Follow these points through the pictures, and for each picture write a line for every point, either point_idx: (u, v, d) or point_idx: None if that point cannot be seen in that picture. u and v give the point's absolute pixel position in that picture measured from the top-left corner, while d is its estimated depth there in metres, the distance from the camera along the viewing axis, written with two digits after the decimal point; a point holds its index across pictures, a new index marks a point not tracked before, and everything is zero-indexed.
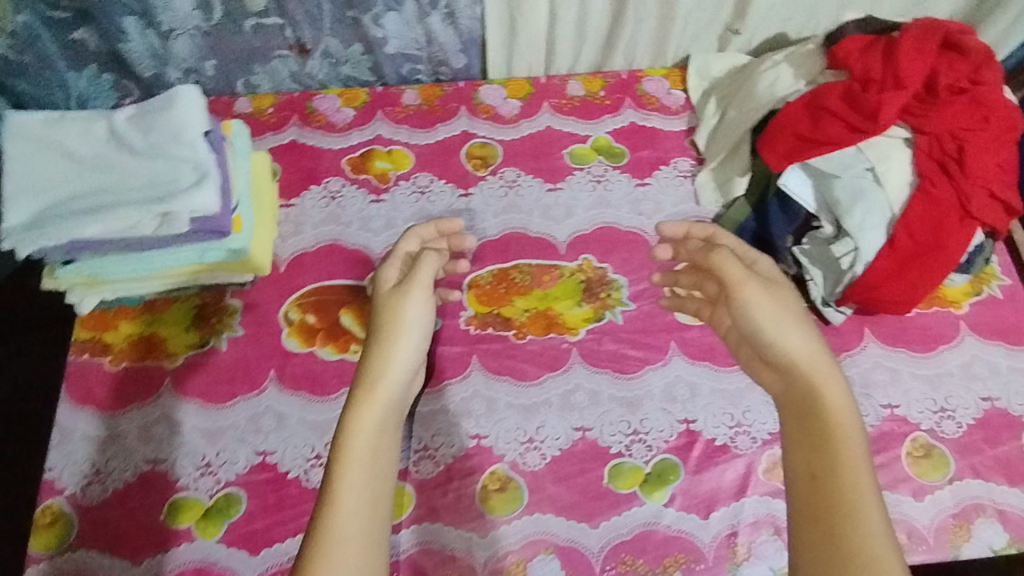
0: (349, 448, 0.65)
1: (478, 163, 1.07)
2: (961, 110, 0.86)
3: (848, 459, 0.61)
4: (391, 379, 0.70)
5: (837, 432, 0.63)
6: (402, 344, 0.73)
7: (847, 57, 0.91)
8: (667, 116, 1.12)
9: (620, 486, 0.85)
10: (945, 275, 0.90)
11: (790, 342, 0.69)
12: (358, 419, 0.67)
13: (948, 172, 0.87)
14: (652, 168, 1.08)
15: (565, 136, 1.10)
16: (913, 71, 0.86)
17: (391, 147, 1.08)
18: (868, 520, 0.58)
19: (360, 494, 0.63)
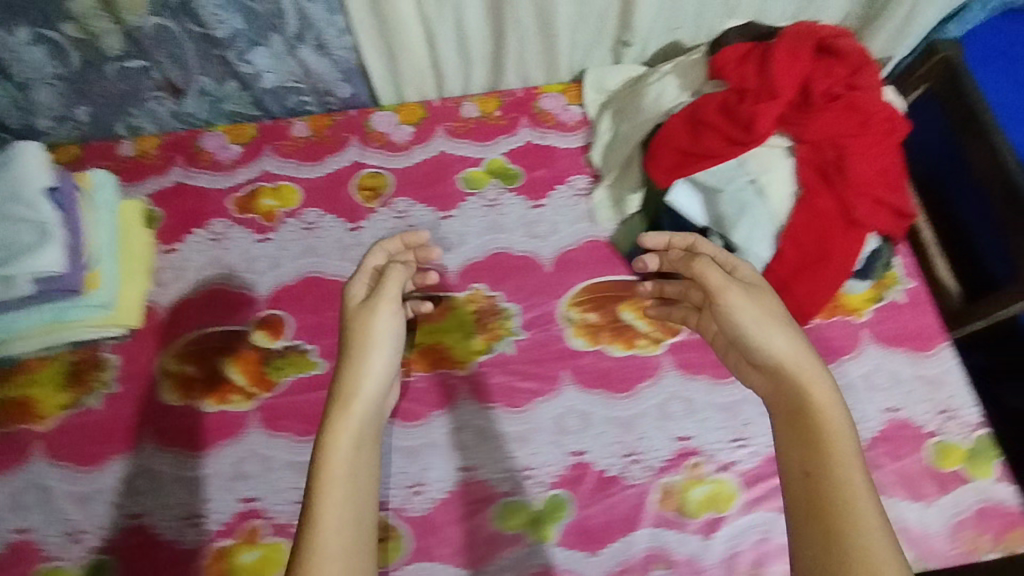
0: (333, 470, 0.65)
1: (368, 195, 1.04)
2: (838, 117, 0.82)
3: (840, 456, 0.61)
4: (365, 399, 0.70)
5: (828, 431, 0.63)
6: (371, 359, 0.73)
7: (723, 66, 0.87)
8: (564, 132, 1.09)
9: (508, 526, 0.84)
10: (836, 286, 0.87)
11: (775, 343, 0.69)
12: (339, 441, 0.67)
13: (830, 180, 0.84)
14: (547, 188, 1.04)
15: (458, 161, 1.07)
16: (787, 79, 0.83)
17: (278, 183, 1.05)
18: (861, 514, 0.58)
19: (348, 514, 0.63)
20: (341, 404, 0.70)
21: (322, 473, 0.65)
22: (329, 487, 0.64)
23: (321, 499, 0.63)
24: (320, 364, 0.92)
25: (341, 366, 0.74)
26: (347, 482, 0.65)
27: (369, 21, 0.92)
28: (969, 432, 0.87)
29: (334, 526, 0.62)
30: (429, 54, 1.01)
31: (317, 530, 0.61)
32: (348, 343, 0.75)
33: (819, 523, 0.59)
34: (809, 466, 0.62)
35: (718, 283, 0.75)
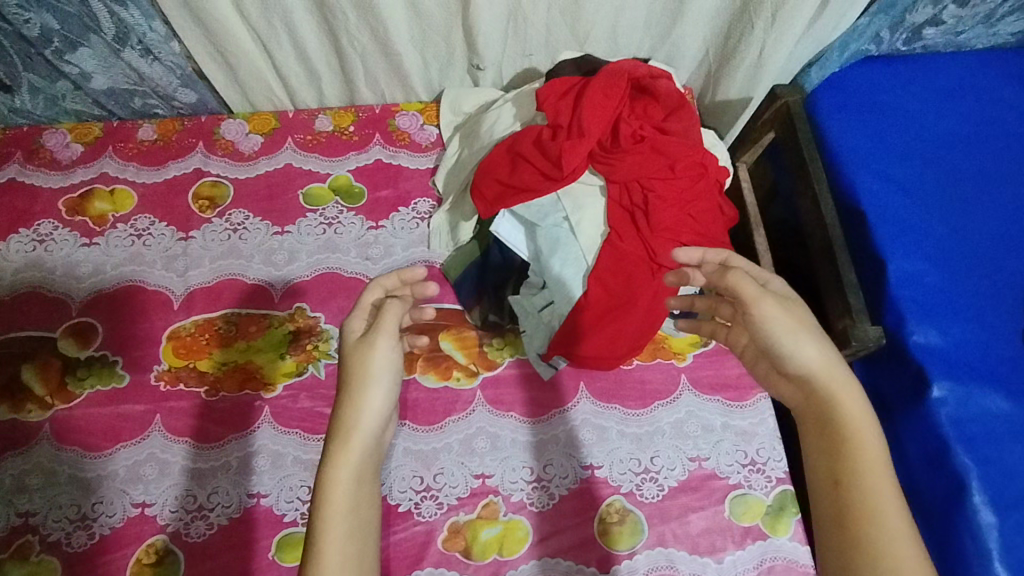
0: (334, 495, 0.61)
1: (205, 204, 1.03)
2: (645, 159, 0.81)
3: (872, 471, 0.58)
4: (367, 423, 0.65)
5: (858, 448, 0.59)
6: (372, 393, 0.66)
7: (543, 99, 0.86)
8: (414, 152, 1.07)
9: (285, 558, 0.80)
10: (644, 331, 0.85)
11: (804, 354, 0.64)
12: (336, 466, 0.62)
13: (637, 223, 0.82)
14: (389, 210, 1.03)
15: (303, 175, 1.05)
16: (596, 119, 0.82)
17: (115, 187, 1.03)
18: (902, 546, 0.55)
19: (347, 545, 0.60)
20: (343, 430, 0.65)
21: (321, 504, 0.61)
22: (325, 516, 0.60)
23: (320, 528, 0.60)
24: (124, 376, 0.90)
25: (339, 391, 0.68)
26: (348, 514, 0.61)
27: (191, 26, 0.91)
28: (771, 488, 0.84)
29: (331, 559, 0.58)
30: (269, 65, 1.00)
31: (318, 559, 0.58)
32: (346, 370, 0.69)
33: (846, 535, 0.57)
34: (843, 490, 0.59)
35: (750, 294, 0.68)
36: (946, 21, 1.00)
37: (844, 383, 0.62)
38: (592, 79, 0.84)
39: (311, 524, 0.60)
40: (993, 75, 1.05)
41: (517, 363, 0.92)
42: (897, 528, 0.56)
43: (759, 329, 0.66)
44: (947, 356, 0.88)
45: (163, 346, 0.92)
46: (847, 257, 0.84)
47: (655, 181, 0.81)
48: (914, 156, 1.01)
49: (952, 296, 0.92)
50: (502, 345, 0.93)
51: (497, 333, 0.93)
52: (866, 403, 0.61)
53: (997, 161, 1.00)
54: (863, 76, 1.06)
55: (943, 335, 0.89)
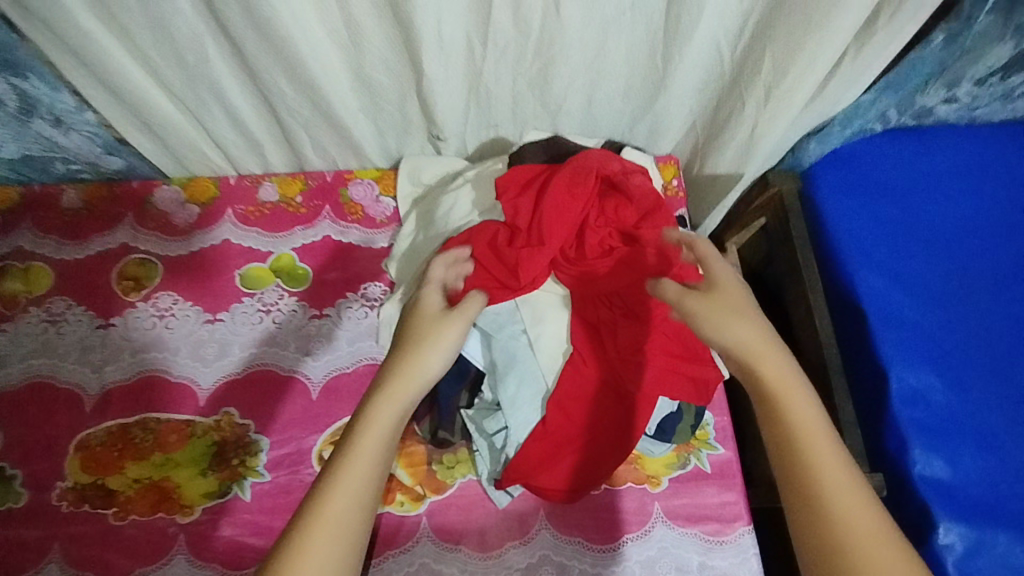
0: (351, 459, 0.55)
1: (130, 285, 0.92)
2: (617, 273, 0.71)
3: (809, 439, 0.53)
4: (414, 382, 0.60)
5: (802, 427, 0.53)
6: (425, 360, 0.61)
7: (502, 194, 0.75)
8: (367, 229, 0.97)
9: None
10: (614, 465, 0.74)
11: (731, 339, 0.57)
12: (365, 425, 0.57)
13: (606, 344, 0.72)
14: (335, 295, 0.92)
15: (241, 253, 0.95)
16: (559, 225, 0.71)
17: (30, 263, 0.92)
18: (857, 517, 0.50)
19: (349, 515, 0.53)
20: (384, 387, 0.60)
21: (337, 465, 0.55)
22: (336, 480, 0.54)
23: (328, 488, 0.54)
24: (23, 494, 0.79)
25: (391, 353, 0.64)
26: (374, 458, 0.56)
27: (104, 93, 0.81)
28: None
29: (328, 526, 0.52)
30: (203, 133, 0.91)
31: (314, 525, 0.52)
32: (405, 332, 0.65)
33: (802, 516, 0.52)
34: (791, 472, 0.53)
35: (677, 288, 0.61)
36: (960, 98, 0.89)
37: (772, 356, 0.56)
38: (556, 172, 0.74)
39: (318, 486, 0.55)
40: (1011, 153, 0.94)
41: (469, 485, 0.81)
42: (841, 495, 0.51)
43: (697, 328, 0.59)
44: (955, 492, 0.78)
45: (69, 458, 0.81)
46: (844, 385, 0.74)
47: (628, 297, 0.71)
48: (921, 246, 0.90)
49: (962, 419, 0.81)
50: (454, 463, 0.82)
51: (449, 448, 0.83)
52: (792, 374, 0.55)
53: (1014, 256, 0.89)
54: (867, 152, 0.95)
55: (952, 467, 0.79)
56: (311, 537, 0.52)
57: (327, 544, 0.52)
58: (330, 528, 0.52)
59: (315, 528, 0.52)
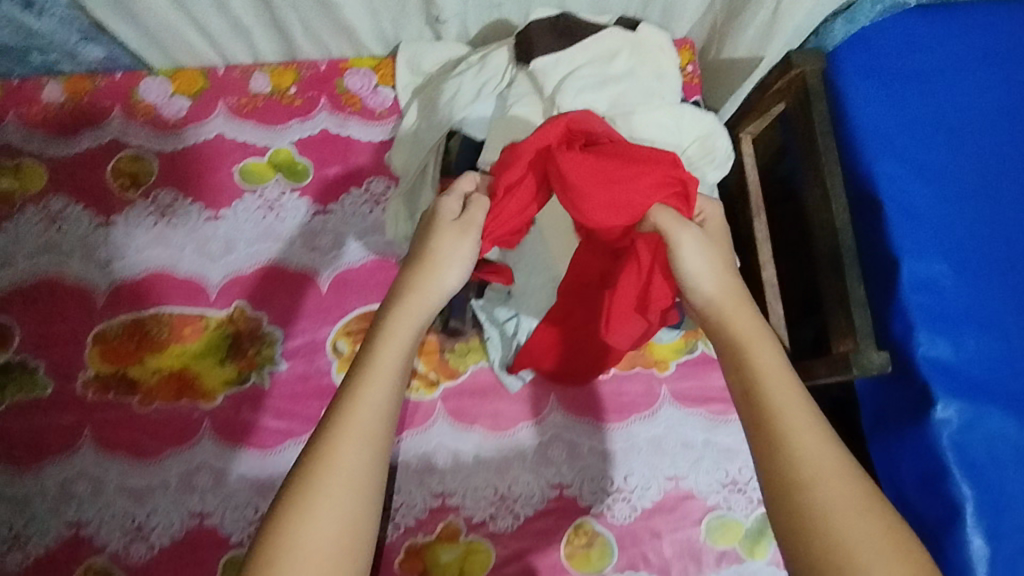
0: (371, 378, 0.55)
1: (127, 182, 0.90)
2: (650, 192, 0.63)
3: (770, 376, 0.57)
4: (427, 295, 0.61)
5: (770, 385, 0.57)
6: (438, 272, 0.61)
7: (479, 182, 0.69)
8: (366, 121, 0.94)
9: None
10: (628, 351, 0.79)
11: (707, 292, 0.62)
12: (382, 343, 0.58)
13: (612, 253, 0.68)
14: (339, 190, 0.91)
15: (238, 148, 0.92)
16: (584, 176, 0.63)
17: (20, 160, 0.89)
18: (807, 443, 0.54)
19: (372, 437, 0.53)
20: (395, 306, 0.60)
21: (357, 387, 0.55)
22: (353, 403, 0.54)
23: (349, 410, 0.54)
24: (47, 385, 0.82)
25: (402, 268, 0.63)
26: (391, 382, 0.56)
27: None
28: (751, 510, 0.80)
29: (350, 449, 0.53)
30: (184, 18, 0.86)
31: (336, 446, 0.53)
32: (416, 245, 0.64)
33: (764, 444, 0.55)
34: (757, 410, 0.57)
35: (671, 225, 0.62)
36: None
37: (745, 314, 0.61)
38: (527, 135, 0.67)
39: (336, 410, 0.54)
40: None
41: (481, 371, 0.84)
42: (798, 427, 0.55)
43: (684, 269, 0.61)
44: (955, 372, 0.81)
45: (87, 350, 0.83)
46: (857, 270, 0.75)
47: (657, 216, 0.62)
48: (947, 134, 0.88)
49: (970, 303, 0.83)
50: (465, 350, 0.85)
51: (460, 337, 0.85)
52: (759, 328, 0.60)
53: None
54: (899, 29, 0.91)
55: (955, 349, 0.81)
56: (333, 453, 0.52)
57: (349, 467, 0.52)
58: (355, 440, 0.53)
59: (336, 448, 0.52)
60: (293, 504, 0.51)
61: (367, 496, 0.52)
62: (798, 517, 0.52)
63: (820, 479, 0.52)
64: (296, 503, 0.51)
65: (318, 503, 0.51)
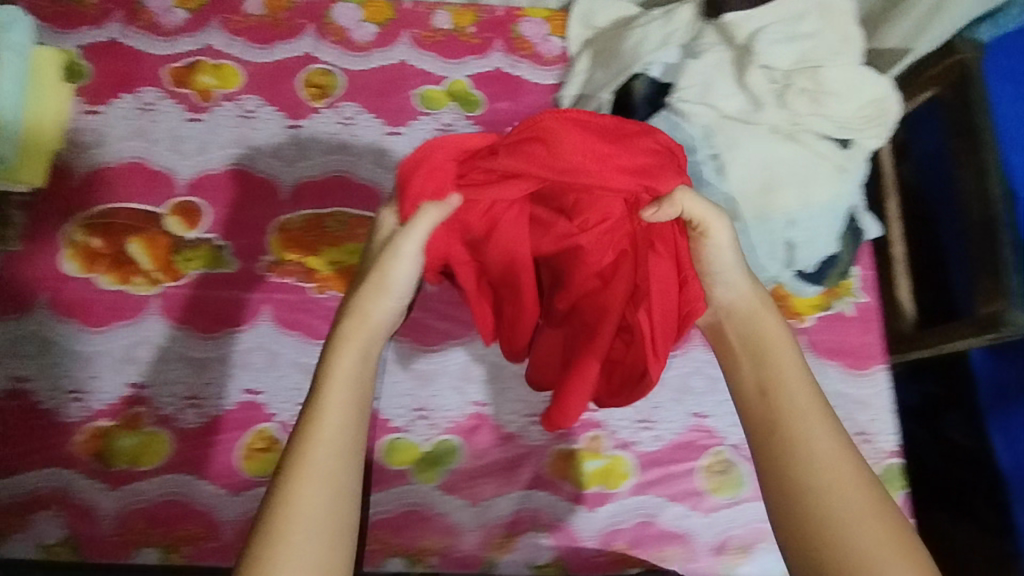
0: (327, 409, 0.56)
1: (316, 92, 0.96)
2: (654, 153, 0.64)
3: (790, 370, 0.62)
4: (373, 325, 0.63)
5: (791, 378, 0.62)
6: (379, 298, 0.64)
7: (451, 230, 0.68)
8: (537, 65, 1.00)
9: (394, 460, 0.82)
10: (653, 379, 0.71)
11: (739, 287, 0.67)
12: (330, 378, 0.58)
13: (614, 254, 0.66)
14: (508, 124, 0.97)
15: (418, 75, 0.98)
16: (593, 170, 0.63)
17: (220, 61, 0.96)
18: (820, 441, 0.58)
19: (330, 473, 0.54)
20: (344, 340, 0.61)
21: (312, 426, 0.55)
22: (308, 441, 0.54)
23: (305, 451, 0.54)
24: (233, 263, 0.87)
25: (352, 295, 0.66)
26: (343, 410, 0.56)
27: None
28: (880, 458, 0.87)
29: (308, 488, 0.52)
30: None
31: (295, 486, 0.52)
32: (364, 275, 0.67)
33: (776, 437, 0.59)
34: (771, 403, 0.61)
35: (701, 211, 0.64)
36: None
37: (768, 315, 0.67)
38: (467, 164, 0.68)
39: (293, 451, 0.54)
40: None
41: None
42: (815, 420, 0.59)
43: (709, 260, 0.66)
44: None
45: (271, 236, 0.89)
46: (1006, 239, 0.81)
47: (682, 201, 0.63)
48: None
49: None
50: None
51: None
52: (784, 328, 0.66)
53: None
54: None
55: None
56: (294, 489, 0.52)
57: (315, 504, 0.52)
58: (313, 472, 0.53)
59: (297, 487, 0.52)
60: (263, 543, 0.50)
61: (337, 536, 0.52)
62: (809, 509, 0.55)
63: (835, 471, 0.56)
64: (264, 543, 0.50)
65: (283, 546, 0.50)
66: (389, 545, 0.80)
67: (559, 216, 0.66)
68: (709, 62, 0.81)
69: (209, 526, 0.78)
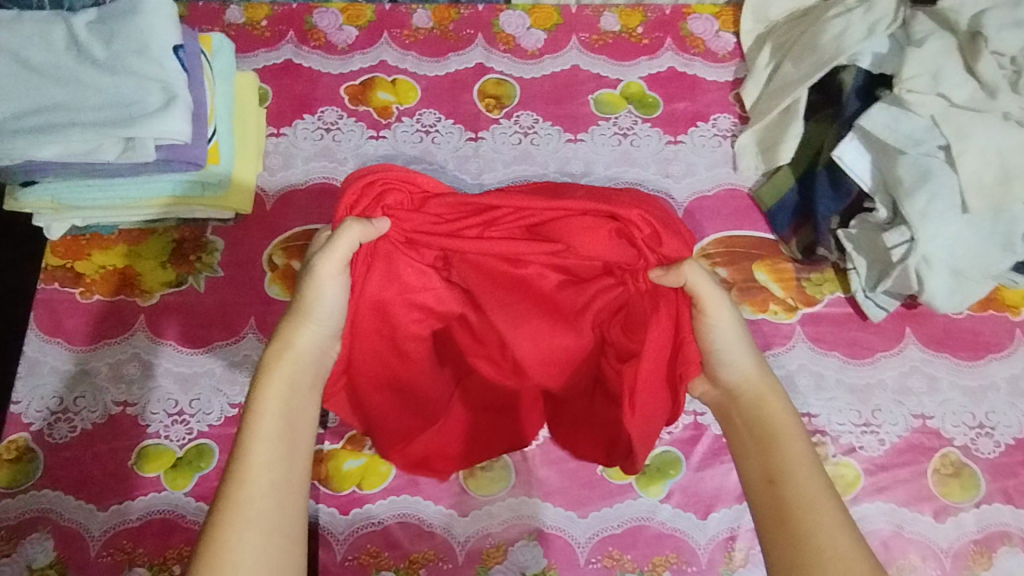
0: (254, 450, 0.58)
1: (492, 103, 0.95)
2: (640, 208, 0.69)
3: (797, 457, 0.62)
4: (297, 357, 0.65)
5: (797, 467, 0.61)
6: (306, 329, 0.66)
7: (392, 265, 0.69)
8: (710, 63, 0.98)
9: (615, 476, 0.80)
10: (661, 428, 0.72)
11: (744, 365, 0.68)
12: (259, 417, 0.60)
13: (583, 308, 0.71)
14: (687, 124, 0.95)
15: (591, 79, 0.97)
16: (586, 232, 0.70)
17: (396, 76, 0.96)
18: (833, 536, 0.57)
19: (259, 518, 0.56)
20: (270, 375, 0.63)
21: (237, 468, 0.57)
22: (238, 483, 0.57)
23: (233, 491, 0.56)
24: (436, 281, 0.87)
25: (282, 323, 0.66)
26: (275, 449, 0.59)
27: None
28: None
29: (241, 530, 0.55)
30: None
31: (228, 530, 0.55)
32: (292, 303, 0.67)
33: (786, 531, 0.58)
34: (780, 494, 0.60)
35: (706, 291, 0.66)
36: None
37: (772, 393, 0.67)
38: (422, 202, 0.71)
39: (224, 491, 0.56)
40: None
41: (838, 301, 0.87)
42: (824, 514, 0.58)
43: (713, 339, 0.68)
44: None
45: None
46: None
47: (692, 277, 0.65)
48: None
49: None
50: (821, 281, 0.88)
51: (816, 267, 0.88)
52: (791, 408, 0.66)
53: None
54: None
55: None
56: (224, 537, 0.54)
57: (245, 548, 0.54)
58: (242, 517, 0.55)
59: (230, 530, 0.55)
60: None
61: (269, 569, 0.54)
62: None
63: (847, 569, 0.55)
64: None
65: None
66: (621, 561, 0.76)
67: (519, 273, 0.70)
68: (933, 49, 0.81)
69: (442, 548, 0.76)
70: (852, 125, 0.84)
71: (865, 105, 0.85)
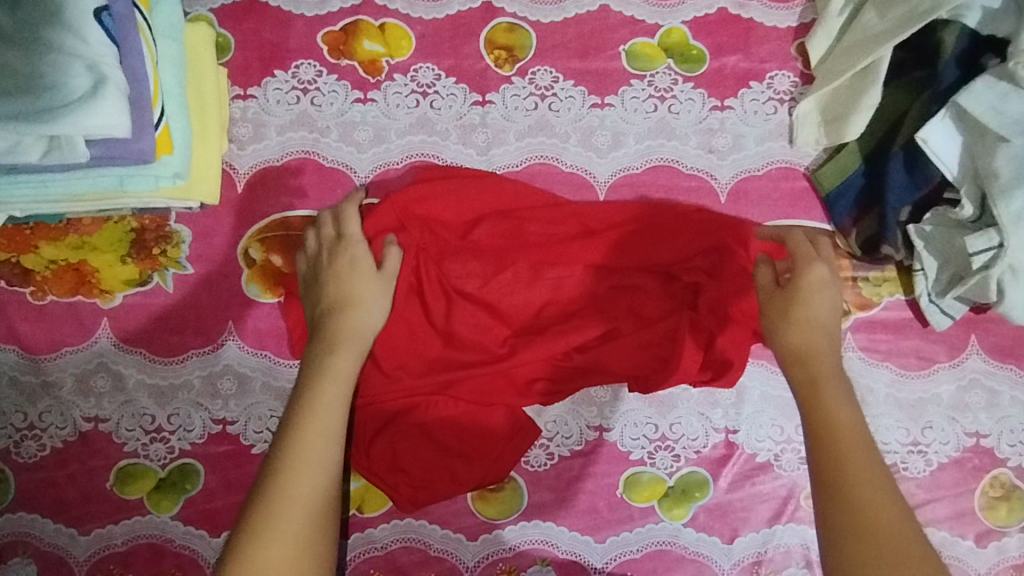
0: (319, 403, 0.59)
1: (502, 55, 0.78)
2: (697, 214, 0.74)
3: (848, 417, 0.57)
4: (357, 330, 0.65)
5: (851, 428, 0.56)
6: (366, 310, 0.66)
7: (452, 259, 0.73)
8: (770, 3, 0.80)
9: (635, 498, 0.74)
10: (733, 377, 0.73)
11: (819, 325, 0.62)
12: (324, 378, 0.61)
13: (640, 295, 0.73)
14: (737, 84, 0.79)
15: (624, 23, 0.79)
16: (630, 227, 0.74)
17: (384, 19, 0.78)
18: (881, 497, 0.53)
19: (323, 466, 0.56)
20: (338, 343, 0.63)
21: (302, 415, 0.58)
22: (303, 433, 0.57)
23: (298, 440, 0.56)
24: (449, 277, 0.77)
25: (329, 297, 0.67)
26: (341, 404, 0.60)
27: None
28: None
29: (306, 476, 0.55)
30: None
31: (293, 477, 0.54)
32: (338, 281, 0.67)
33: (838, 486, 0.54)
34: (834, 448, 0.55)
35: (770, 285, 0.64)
36: None
37: (828, 351, 0.61)
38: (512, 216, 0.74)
39: (288, 439, 0.56)
40: None
41: (897, 305, 0.76)
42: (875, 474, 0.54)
43: (802, 312, 0.62)
44: None
45: None
46: None
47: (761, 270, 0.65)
48: None
49: None
50: (880, 281, 0.76)
51: (877, 265, 0.77)
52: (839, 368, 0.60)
53: None
54: None
55: None
56: (290, 480, 0.54)
57: (307, 494, 0.54)
58: (308, 461, 0.55)
59: (294, 477, 0.54)
60: (250, 533, 0.52)
61: (325, 516, 0.54)
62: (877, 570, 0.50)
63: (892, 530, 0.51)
64: (256, 530, 0.52)
65: (278, 540, 0.52)
66: None
67: (529, 267, 0.73)
68: None
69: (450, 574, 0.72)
70: (947, 99, 0.70)
71: (964, 76, 0.71)
